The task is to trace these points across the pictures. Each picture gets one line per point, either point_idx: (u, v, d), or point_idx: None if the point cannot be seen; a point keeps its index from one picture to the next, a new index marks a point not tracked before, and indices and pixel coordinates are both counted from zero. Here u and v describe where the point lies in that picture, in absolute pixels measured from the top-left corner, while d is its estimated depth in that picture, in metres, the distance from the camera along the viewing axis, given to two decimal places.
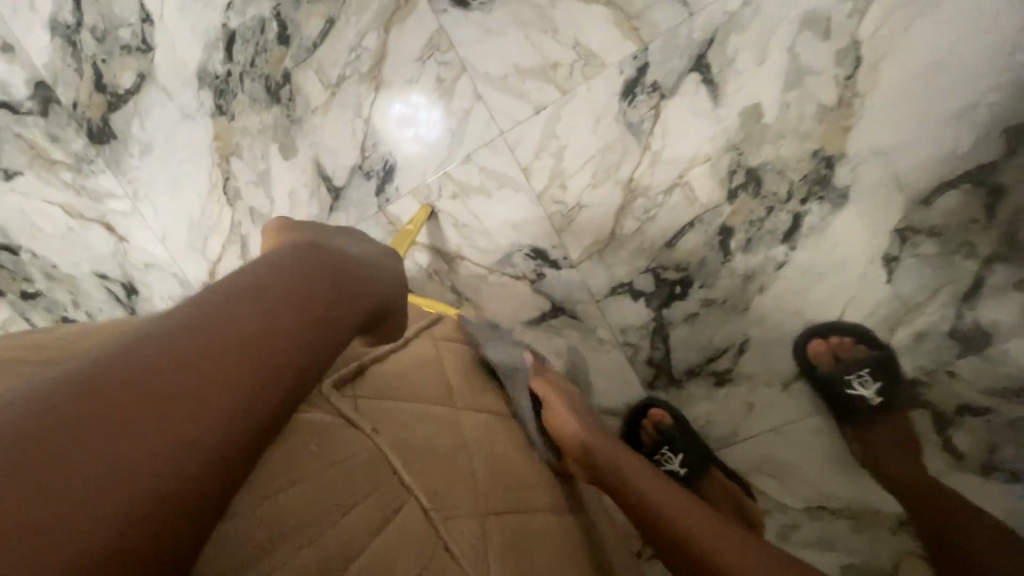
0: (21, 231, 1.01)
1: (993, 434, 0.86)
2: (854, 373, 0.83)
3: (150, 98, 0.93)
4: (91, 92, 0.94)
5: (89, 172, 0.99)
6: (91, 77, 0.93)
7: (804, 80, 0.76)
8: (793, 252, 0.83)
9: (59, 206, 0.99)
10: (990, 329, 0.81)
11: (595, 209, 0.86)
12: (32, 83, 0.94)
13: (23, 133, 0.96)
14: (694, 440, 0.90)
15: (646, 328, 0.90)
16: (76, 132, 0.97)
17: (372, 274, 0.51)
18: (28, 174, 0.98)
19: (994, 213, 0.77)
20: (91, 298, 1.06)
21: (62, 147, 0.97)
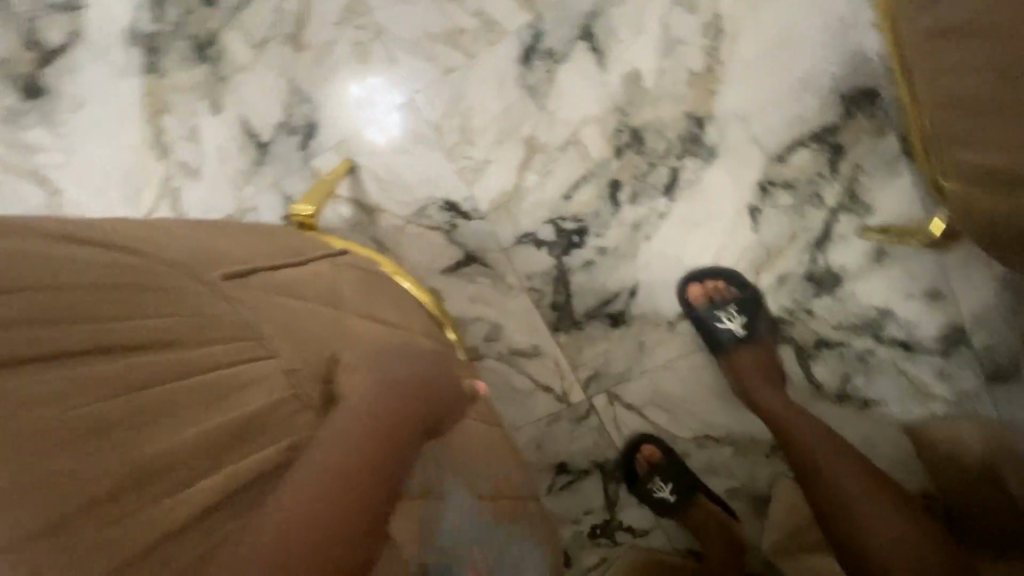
0: None
1: (846, 365, 0.99)
2: (722, 310, 0.93)
3: (82, 56, 0.99)
4: (20, 48, 0.99)
5: (22, 126, 1.01)
6: (23, 37, 0.99)
7: (675, 50, 0.88)
8: (673, 203, 0.94)
9: None
10: (838, 272, 0.94)
11: (500, 164, 0.95)
12: None
13: None
14: (681, 469, 1.05)
15: (550, 274, 1.00)
16: (9, 87, 1.00)
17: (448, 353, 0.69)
18: None
19: (836, 168, 0.89)
20: None
21: None
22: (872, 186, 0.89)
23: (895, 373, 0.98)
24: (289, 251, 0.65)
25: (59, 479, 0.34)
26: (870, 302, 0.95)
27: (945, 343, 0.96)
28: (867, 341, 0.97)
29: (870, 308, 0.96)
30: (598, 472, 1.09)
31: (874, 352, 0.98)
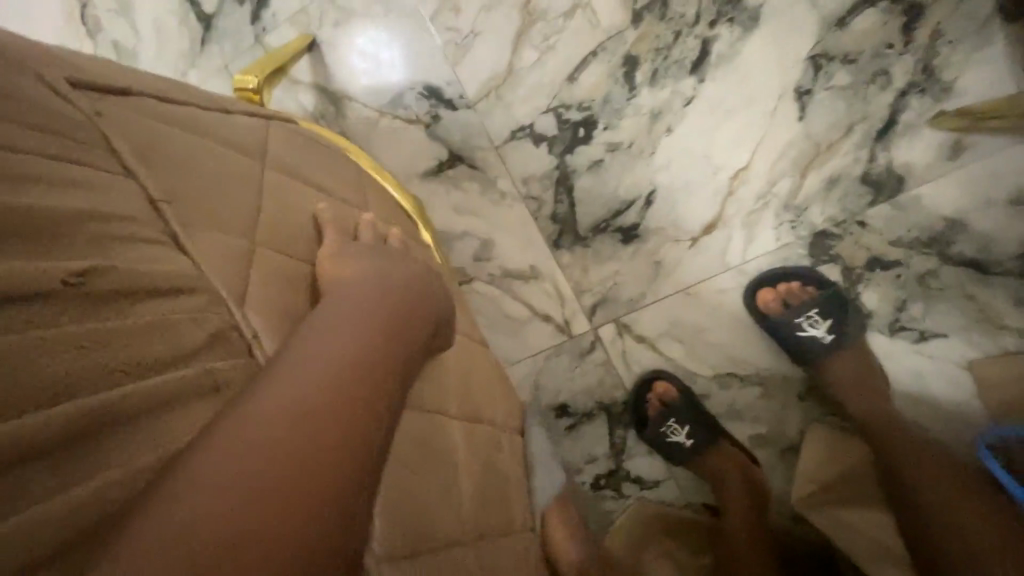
0: None
1: (902, 290, 0.83)
2: (804, 317, 0.82)
3: None
4: None
5: None
6: None
7: None
8: (702, 85, 0.77)
9: None
10: (901, 172, 0.77)
11: (491, 37, 0.79)
12: None
13: None
14: (699, 409, 0.91)
15: (550, 178, 0.84)
16: None
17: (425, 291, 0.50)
18: None
19: (910, 36, 0.72)
20: None
21: None
22: (954, 59, 0.72)
23: (963, 300, 0.82)
24: (200, 96, 0.50)
25: None
26: (940, 211, 0.78)
27: None
28: (931, 261, 0.81)
29: (938, 219, 0.79)
30: (604, 417, 0.95)
31: (938, 273, 0.81)
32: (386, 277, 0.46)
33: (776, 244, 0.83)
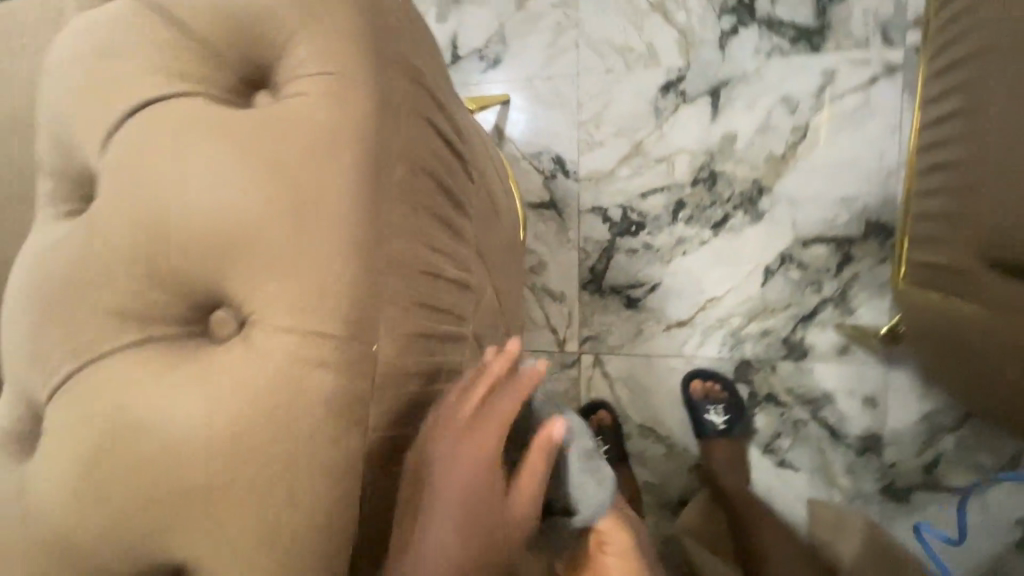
0: None
1: (781, 423, 1.20)
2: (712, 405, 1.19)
3: None
4: None
5: None
6: None
7: (768, 133, 1.17)
8: (714, 238, 1.21)
9: None
10: (806, 348, 1.18)
11: (608, 150, 1.25)
12: None
13: None
14: (620, 440, 1.26)
15: (600, 244, 1.27)
16: None
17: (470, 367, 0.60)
18: None
19: (840, 269, 1.16)
20: None
21: None
22: (859, 296, 1.15)
23: (816, 449, 1.19)
24: None
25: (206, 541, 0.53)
26: (821, 384, 1.18)
27: (863, 444, 1.17)
28: (805, 413, 1.19)
29: (818, 388, 1.18)
30: None
31: (806, 423, 1.19)
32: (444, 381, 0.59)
33: (717, 355, 1.23)
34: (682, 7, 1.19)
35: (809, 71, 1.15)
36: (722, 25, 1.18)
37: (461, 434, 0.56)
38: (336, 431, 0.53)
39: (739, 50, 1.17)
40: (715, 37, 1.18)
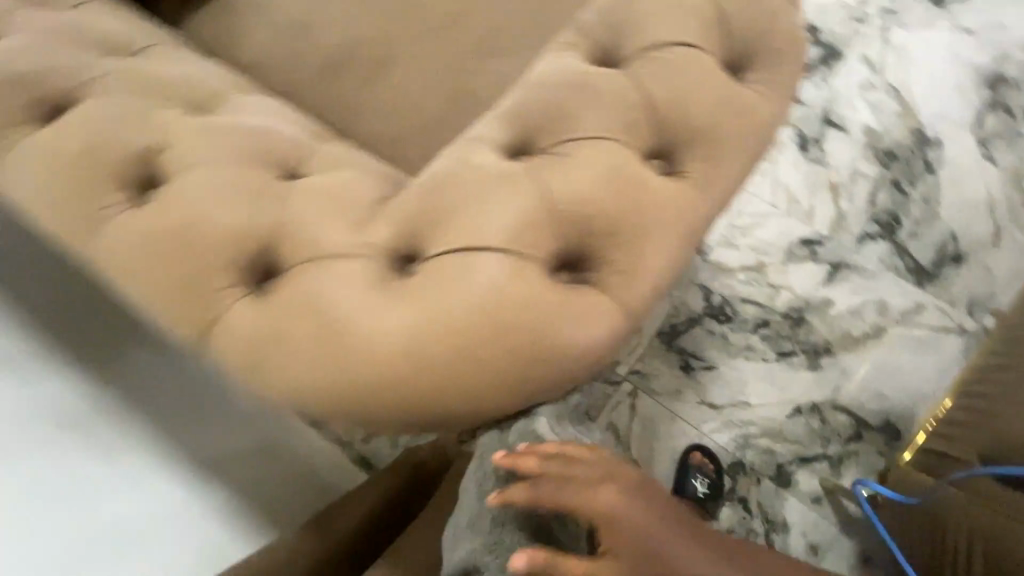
0: None
1: (739, 524, 1.42)
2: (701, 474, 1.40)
3: None
4: None
5: None
6: None
7: (855, 316, 1.47)
8: (773, 361, 1.48)
9: None
10: (791, 480, 1.43)
11: (738, 254, 1.55)
12: None
13: None
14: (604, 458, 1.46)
15: (690, 313, 1.54)
16: None
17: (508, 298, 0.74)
18: None
19: (848, 440, 1.42)
20: None
21: None
22: (850, 467, 1.41)
23: None
24: None
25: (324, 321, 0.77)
26: (785, 513, 1.41)
27: None
28: (761, 527, 1.41)
29: (782, 515, 1.41)
30: None
31: (758, 535, 1.41)
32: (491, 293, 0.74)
33: (723, 444, 1.47)
34: (848, 199, 1.52)
35: (908, 297, 1.46)
36: (868, 228, 1.51)
37: (461, 304, 0.74)
38: (477, 305, 0.73)
39: (869, 251, 1.50)
40: (858, 232, 1.51)
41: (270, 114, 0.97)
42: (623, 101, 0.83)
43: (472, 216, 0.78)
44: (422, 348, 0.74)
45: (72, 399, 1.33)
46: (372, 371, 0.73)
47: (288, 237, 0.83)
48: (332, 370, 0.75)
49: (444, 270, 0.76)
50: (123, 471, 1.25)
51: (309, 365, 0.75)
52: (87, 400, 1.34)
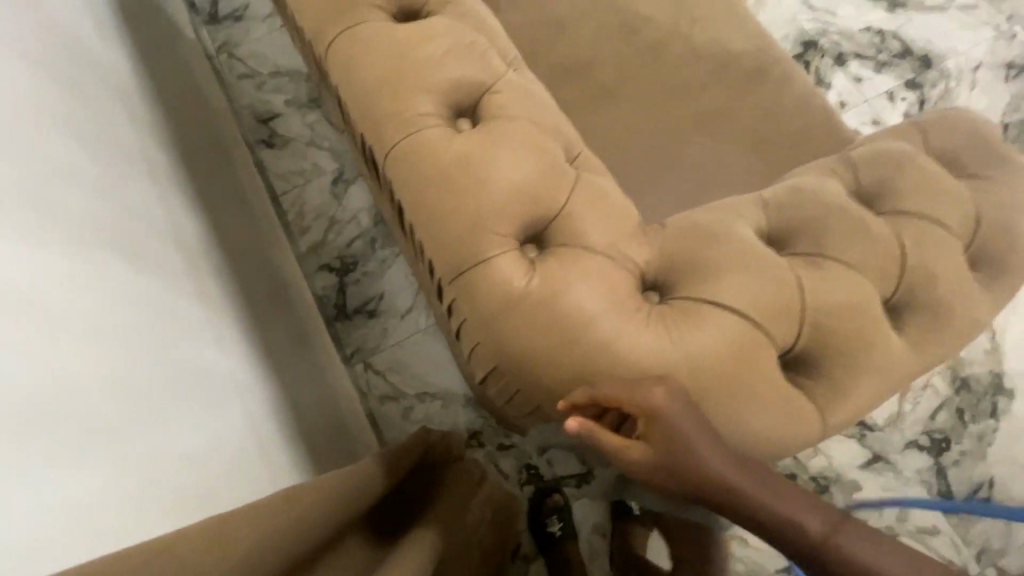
0: (838, 60, 1.92)
1: None
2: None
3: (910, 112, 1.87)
4: (912, 85, 1.90)
5: (875, 82, 1.90)
6: (915, 84, 1.90)
7: (875, 512, 1.50)
8: None
9: (854, 75, 1.90)
10: None
11: None
12: (908, 69, 1.91)
13: (879, 66, 1.92)
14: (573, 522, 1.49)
15: None
16: (893, 79, 1.90)
17: (757, 362, 0.60)
18: (863, 63, 1.92)
19: None
20: (830, 74, 1.91)
21: (878, 79, 1.90)
22: None
23: None
24: None
25: (507, 284, 0.59)
26: None
27: None
28: None
29: None
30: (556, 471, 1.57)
31: None
32: (736, 342, 0.60)
33: None
34: (913, 403, 1.58)
35: (929, 518, 1.50)
36: (919, 438, 1.56)
37: (705, 340, 0.59)
38: (728, 352, 0.59)
39: (911, 459, 1.54)
40: (909, 437, 1.56)
41: (483, 9, 0.76)
42: (886, 241, 0.68)
43: (703, 280, 0.62)
44: (651, 372, 0.58)
45: (191, 231, 1.19)
46: (591, 387, 0.57)
47: (468, 190, 0.60)
48: (547, 358, 0.58)
49: (667, 324, 0.60)
50: (199, 327, 1.02)
51: (503, 325, 0.59)
52: (183, 230, 1.15)
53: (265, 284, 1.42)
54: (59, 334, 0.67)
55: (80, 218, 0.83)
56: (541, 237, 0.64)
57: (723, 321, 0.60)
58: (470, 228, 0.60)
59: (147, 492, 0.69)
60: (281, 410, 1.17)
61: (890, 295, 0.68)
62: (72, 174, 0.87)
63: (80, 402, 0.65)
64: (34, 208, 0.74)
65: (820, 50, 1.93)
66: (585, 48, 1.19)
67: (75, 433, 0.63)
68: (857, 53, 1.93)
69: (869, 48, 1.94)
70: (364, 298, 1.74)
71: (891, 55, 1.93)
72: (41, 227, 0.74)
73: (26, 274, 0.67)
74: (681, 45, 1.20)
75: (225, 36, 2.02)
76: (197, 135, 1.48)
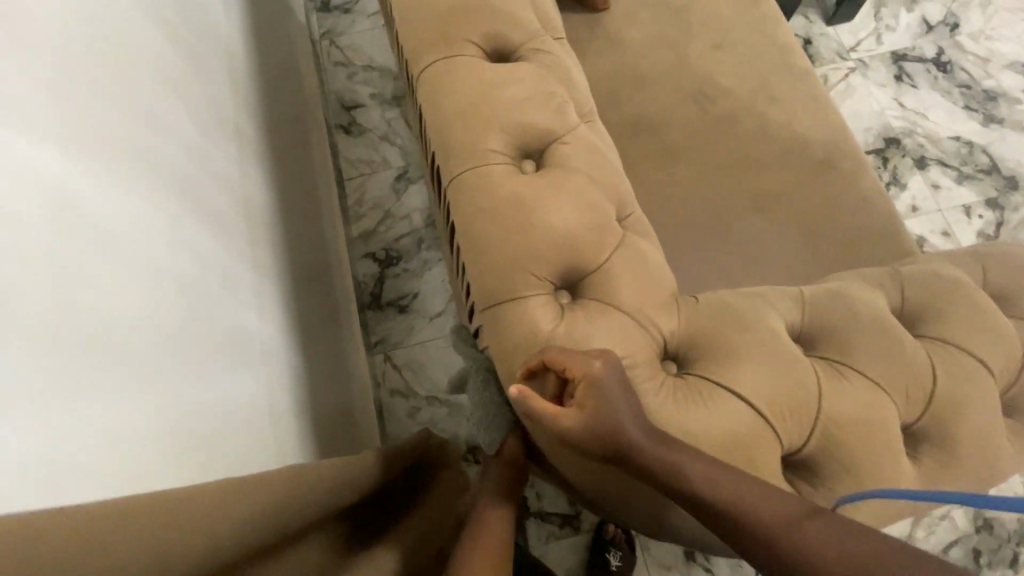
0: (917, 163, 1.88)
1: None
2: None
3: (987, 231, 1.80)
4: (993, 204, 1.83)
5: (954, 193, 1.84)
6: (998, 204, 1.83)
7: None
8: None
9: (932, 182, 1.85)
10: None
11: None
12: (993, 187, 1.85)
13: (961, 176, 1.86)
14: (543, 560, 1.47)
15: None
16: (974, 193, 1.84)
17: (762, 452, 0.60)
18: (944, 170, 1.87)
19: None
20: (908, 175, 1.86)
21: (958, 189, 1.84)
22: None
23: None
24: None
25: (533, 326, 0.62)
26: None
27: None
28: None
29: None
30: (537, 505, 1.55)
31: None
32: (744, 426, 0.60)
33: None
34: (926, 532, 1.49)
35: None
36: None
37: (711, 418, 0.61)
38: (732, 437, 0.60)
39: None
40: None
41: (571, 63, 0.80)
42: (920, 366, 0.67)
43: (723, 362, 0.63)
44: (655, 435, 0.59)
45: (257, 203, 1.25)
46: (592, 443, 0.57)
47: (518, 230, 0.64)
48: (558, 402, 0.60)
49: (677, 401, 0.62)
50: (245, 290, 1.09)
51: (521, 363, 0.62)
52: (248, 199, 1.21)
53: (311, 258, 1.50)
54: (133, 273, 0.75)
55: (172, 174, 0.91)
56: (576, 286, 0.66)
57: (733, 406, 0.61)
58: (512, 265, 0.63)
59: (166, 442, 0.74)
60: (300, 384, 1.22)
61: (912, 421, 0.67)
62: (175, 133, 0.96)
63: (127, 342, 0.71)
64: (140, 159, 0.83)
65: (900, 149, 1.90)
66: (661, 107, 1.22)
67: (131, 363, 0.70)
68: (941, 159, 1.88)
69: (954, 156, 1.88)
70: (399, 293, 1.80)
71: (976, 168, 1.87)
72: (142, 179, 0.83)
73: (117, 216, 0.75)
74: (757, 122, 1.21)
75: (331, 25, 2.17)
76: (284, 111, 1.58)
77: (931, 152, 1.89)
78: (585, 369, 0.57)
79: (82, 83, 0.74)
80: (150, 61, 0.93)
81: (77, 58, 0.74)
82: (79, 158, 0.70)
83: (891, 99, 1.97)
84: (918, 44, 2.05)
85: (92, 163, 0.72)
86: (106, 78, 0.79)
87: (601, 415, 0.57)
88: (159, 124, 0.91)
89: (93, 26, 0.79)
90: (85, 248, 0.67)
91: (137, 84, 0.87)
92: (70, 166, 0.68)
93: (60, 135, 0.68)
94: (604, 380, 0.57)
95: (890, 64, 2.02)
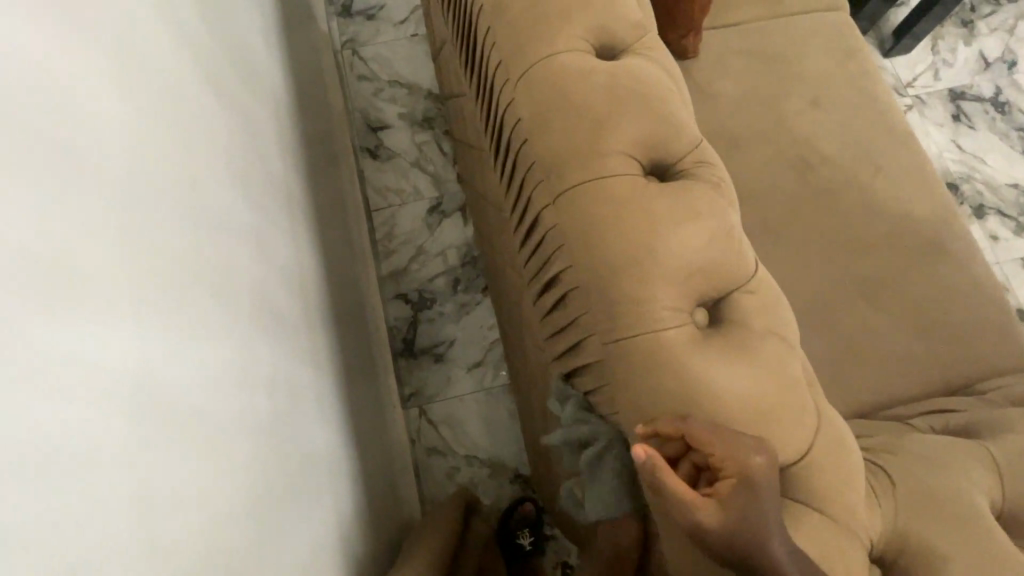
0: (978, 211, 1.81)
1: None
2: None
3: None
4: None
5: (1015, 245, 1.78)
6: None
7: None
8: None
9: (992, 232, 1.79)
10: None
11: None
12: None
13: (1022, 227, 1.80)
14: None
15: None
16: None
17: None
18: (1005, 220, 1.80)
19: None
20: (969, 225, 1.79)
21: (1018, 241, 1.78)
22: None
23: None
24: None
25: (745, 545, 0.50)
26: None
27: None
28: None
29: None
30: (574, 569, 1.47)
31: None
32: None
33: None
34: None
35: None
36: None
37: None
38: None
39: None
40: None
41: (722, 171, 0.67)
42: None
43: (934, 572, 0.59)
44: None
45: (308, 270, 1.07)
46: None
47: (712, 425, 0.52)
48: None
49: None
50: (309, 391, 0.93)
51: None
52: (302, 271, 1.03)
53: (355, 322, 1.34)
54: (216, 441, 0.59)
55: (239, 279, 0.73)
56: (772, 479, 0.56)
57: None
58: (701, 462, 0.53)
59: None
60: (360, 481, 1.08)
61: None
62: (238, 210, 0.77)
63: (204, 543, 0.54)
64: (214, 276, 0.66)
65: (960, 196, 1.82)
66: (760, 174, 1.11)
67: (216, 563, 0.56)
68: (1001, 208, 1.81)
69: (1013, 205, 1.82)
70: (434, 339, 1.67)
71: None
72: (218, 303, 0.66)
73: (199, 372, 0.58)
74: (863, 195, 1.11)
75: (354, 33, 1.97)
76: (320, 145, 1.40)
77: (990, 200, 1.82)
78: (743, 467, 0.50)
79: (155, 203, 0.56)
80: (207, 128, 0.72)
81: (146, 168, 0.56)
82: (157, 305, 0.53)
83: (950, 140, 1.89)
84: (976, 81, 1.96)
85: (162, 302, 0.54)
86: (171, 183, 0.60)
87: (741, 501, 0.49)
88: (226, 217, 0.73)
89: (157, 113, 0.60)
90: (167, 439, 0.51)
91: (202, 176, 0.68)
92: (153, 331, 0.52)
93: (139, 291, 0.51)
94: (751, 465, 0.50)
95: (948, 102, 1.93)
